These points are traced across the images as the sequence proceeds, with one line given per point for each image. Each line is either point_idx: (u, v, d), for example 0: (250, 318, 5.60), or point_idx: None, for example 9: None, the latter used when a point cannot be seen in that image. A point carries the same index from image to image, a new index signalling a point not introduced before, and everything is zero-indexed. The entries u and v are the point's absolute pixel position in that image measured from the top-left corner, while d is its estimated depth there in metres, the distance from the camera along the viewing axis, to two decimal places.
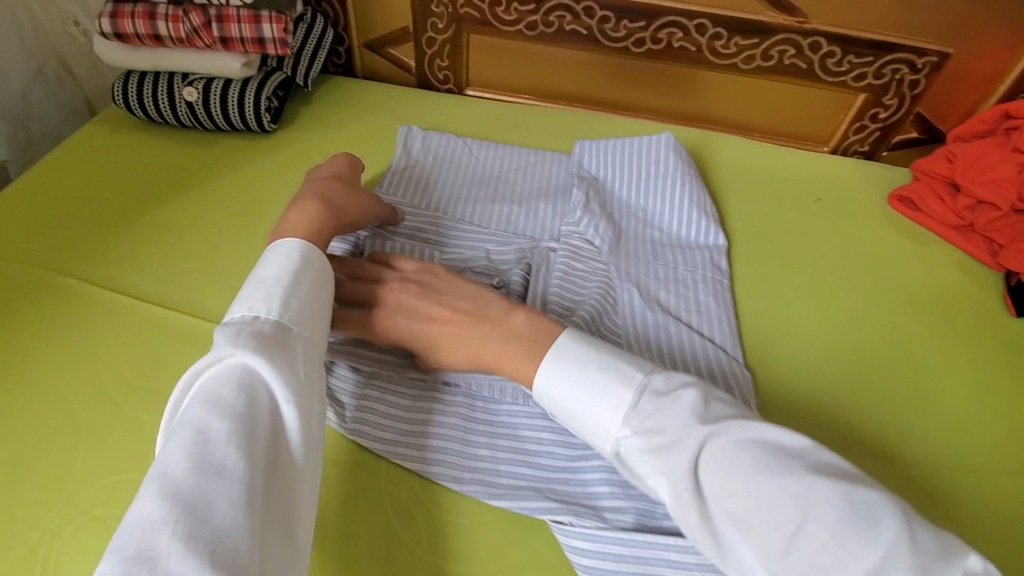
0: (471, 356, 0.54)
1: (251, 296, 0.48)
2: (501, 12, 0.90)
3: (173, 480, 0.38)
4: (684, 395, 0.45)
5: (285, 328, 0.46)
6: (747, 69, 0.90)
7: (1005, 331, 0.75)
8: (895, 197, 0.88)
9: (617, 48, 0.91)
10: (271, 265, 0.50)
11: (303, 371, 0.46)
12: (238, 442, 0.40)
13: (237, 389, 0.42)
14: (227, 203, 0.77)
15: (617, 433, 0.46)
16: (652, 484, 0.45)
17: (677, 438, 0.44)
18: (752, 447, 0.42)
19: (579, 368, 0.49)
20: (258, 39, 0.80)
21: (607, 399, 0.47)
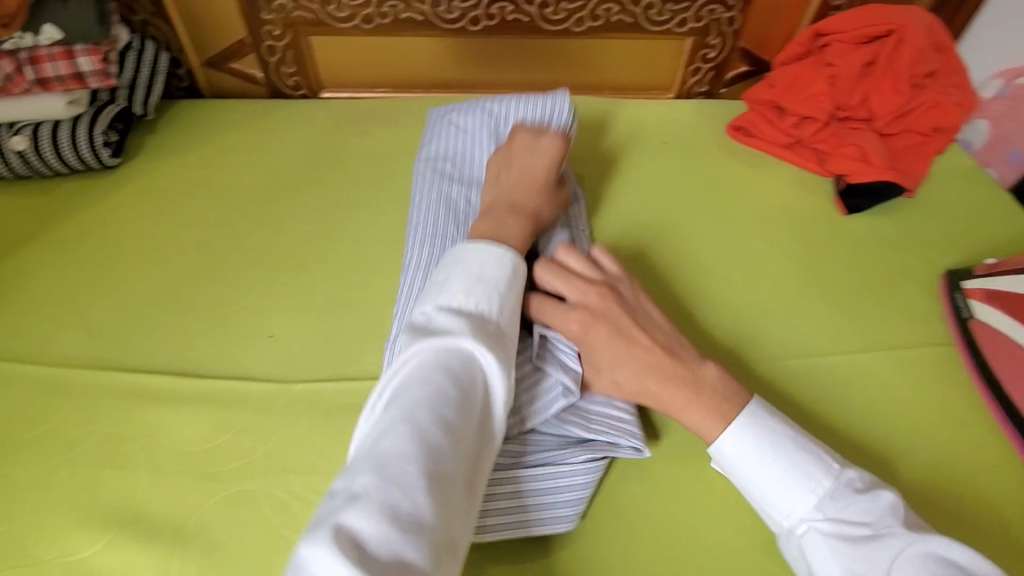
0: (660, 391, 0.53)
1: (470, 288, 0.49)
2: (333, 9, 0.90)
3: (411, 437, 0.38)
4: (880, 496, 0.47)
5: (500, 331, 0.48)
6: (581, 31, 0.95)
7: (838, 230, 0.83)
8: (734, 128, 0.95)
9: (456, 30, 0.94)
10: (481, 256, 0.52)
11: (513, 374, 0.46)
12: (463, 419, 0.41)
13: (465, 367, 0.43)
14: (76, 246, 0.75)
15: (806, 513, 0.48)
16: (824, 574, 0.46)
17: (877, 533, 0.45)
18: (937, 564, 0.43)
19: (774, 448, 0.50)
20: (77, 74, 0.78)
21: (801, 485, 0.48)
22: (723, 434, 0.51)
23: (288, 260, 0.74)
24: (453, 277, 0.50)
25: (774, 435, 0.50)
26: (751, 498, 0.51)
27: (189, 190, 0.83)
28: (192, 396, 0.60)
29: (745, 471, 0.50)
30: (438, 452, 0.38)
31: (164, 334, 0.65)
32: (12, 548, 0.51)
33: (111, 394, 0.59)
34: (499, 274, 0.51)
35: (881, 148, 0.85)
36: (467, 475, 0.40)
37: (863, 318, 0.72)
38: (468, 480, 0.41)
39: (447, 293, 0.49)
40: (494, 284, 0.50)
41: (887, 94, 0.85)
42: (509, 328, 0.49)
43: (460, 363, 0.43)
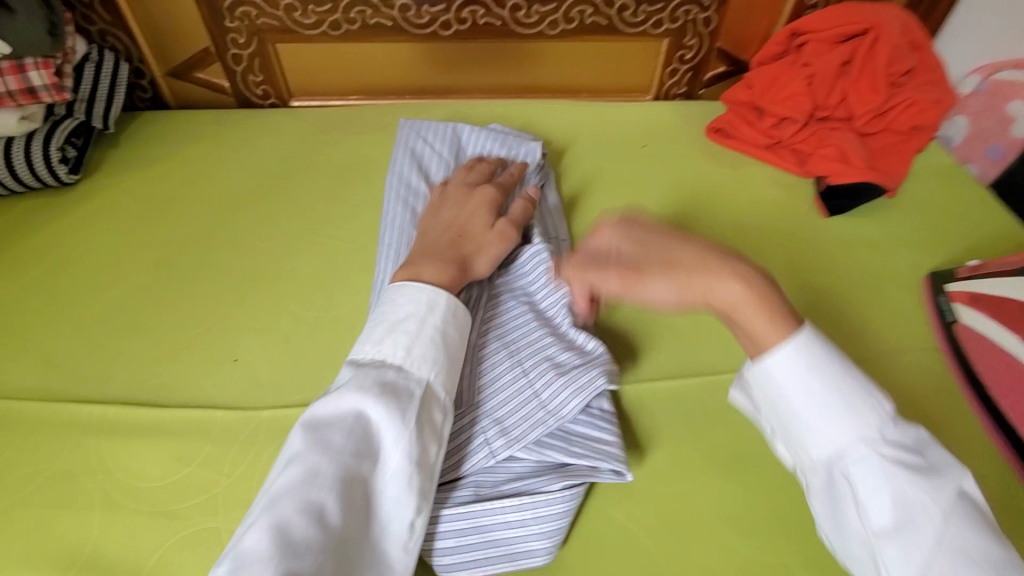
0: (701, 294, 0.52)
1: (383, 338, 0.51)
2: (298, 16, 0.87)
3: (289, 499, 0.42)
4: (922, 432, 0.47)
5: (408, 388, 0.48)
6: (555, 34, 0.93)
7: (820, 231, 0.81)
8: (712, 130, 0.94)
9: (427, 35, 0.91)
10: (406, 304, 0.53)
11: (417, 434, 0.47)
12: (347, 478, 0.43)
13: (354, 426, 0.45)
14: (31, 269, 0.71)
15: (867, 437, 0.45)
16: (870, 493, 0.44)
17: (933, 472, 0.44)
18: (964, 504, 0.43)
19: (824, 376, 0.47)
20: (28, 88, 0.75)
21: (863, 414, 0.46)
22: (783, 347, 0.49)
23: (255, 278, 0.71)
24: (373, 331, 0.52)
25: (834, 365, 0.48)
26: (793, 423, 0.48)
27: (151, 207, 0.79)
28: (151, 427, 0.56)
29: (802, 389, 0.48)
30: (315, 513, 0.41)
31: (123, 360, 0.62)
32: None
33: (63, 428, 0.56)
34: (417, 321, 0.52)
35: (860, 148, 0.84)
36: (343, 553, 0.42)
37: (849, 322, 0.71)
38: (346, 558, 0.42)
39: (364, 345, 0.51)
40: (408, 333, 0.51)
41: (866, 93, 0.84)
42: (425, 376, 0.50)
43: (351, 420, 0.45)
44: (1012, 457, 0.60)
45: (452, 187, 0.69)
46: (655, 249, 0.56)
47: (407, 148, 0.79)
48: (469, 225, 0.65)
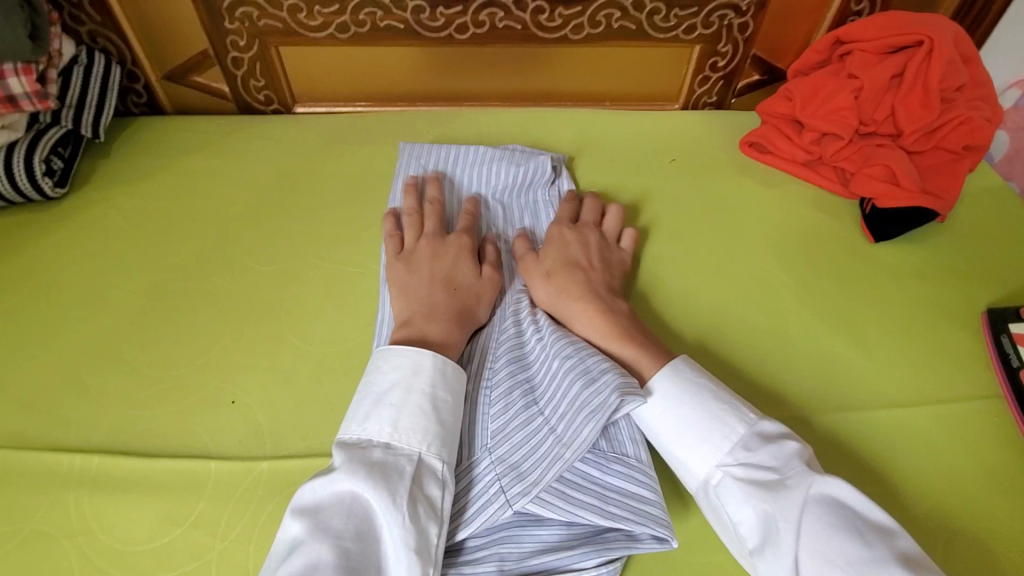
0: (573, 306, 0.60)
1: (370, 414, 0.49)
2: (303, 17, 0.81)
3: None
4: (787, 444, 0.49)
5: (399, 461, 0.46)
6: (579, 39, 0.86)
7: (865, 258, 0.75)
8: (746, 143, 0.88)
9: (442, 39, 0.85)
10: (395, 368, 0.51)
11: (415, 511, 0.44)
12: (348, 567, 0.41)
13: (348, 510, 0.43)
14: (12, 294, 0.66)
15: (718, 460, 0.50)
16: (739, 518, 0.48)
17: (787, 480, 0.48)
18: (838, 510, 0.46)
19: (690, 395, 0.53)
20: (6, 97, 0.69)
21: (709, 435, 0.51)
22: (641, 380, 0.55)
23: (254, 306, 0.65)
24: (360, 405, 0.50)
25: (687, 386, 0.53)
26: (664, 449, 0.53)
27: (143, 224, 0.73)
28: (137, 481, 0.51)
29: (663, 415, 0.53)
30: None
31: (108, 401, 0.57)
32: None
33: (41, 480, 0.51)
34: (403, 389, 0.50)
35: (910, 168, 0.77)
36: None
37: (900, 362, 0.65)
38: None
39: (352, 423, 0.49)
40: (395, 404, 0.49)
41: (916, 108, 0.78)
42: (416, 449, 0.47)
43: (344, 504, 0.43)
44: None
45: (423, 240, 0.66)
46: (556, 261, 0.64)
47: (408, 177, 0.75)
48: (456, 277, 0.62)
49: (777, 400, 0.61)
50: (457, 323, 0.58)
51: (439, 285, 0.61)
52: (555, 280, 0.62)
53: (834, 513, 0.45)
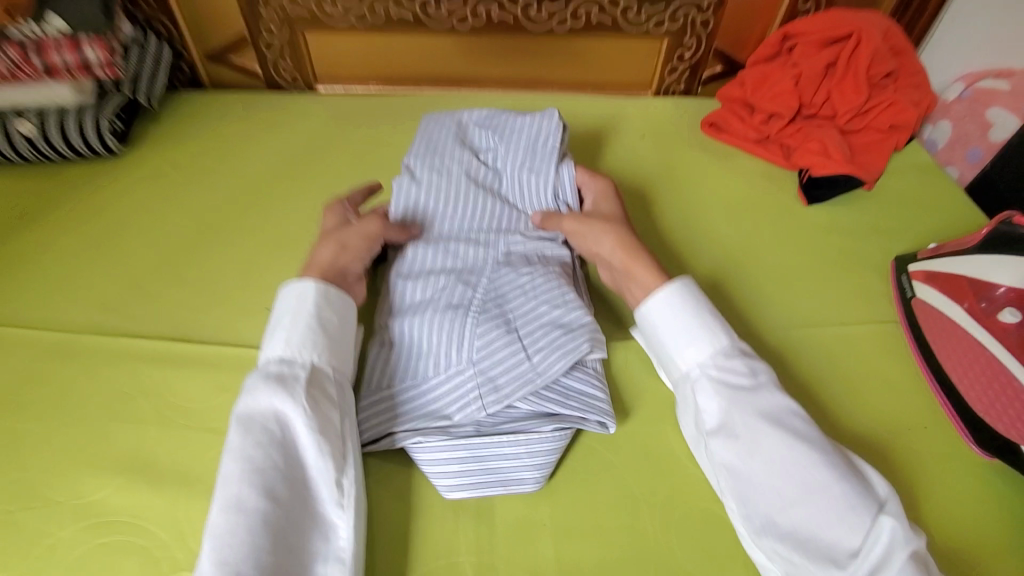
0: (623, 257, 0.68)
1: (272, 340, 0.59)
2: (328, 7, 0.95)
3: (224, 481, 0.50)
4: (762, 367, 0.59)
5: (293, 367, 0.56)
6: (563, 32, 1.00)
7: (800, 218, 0.88)
8: (707, 124, 1.01)
9: (444, 29, 0.99)
10: (287, 301, 0.61)
11: (315, 399, 0.54)
12: (268, 451, 0.51)
13: (257, 413, 0.53)
14: (81, 225, 0.79)
15: (699, 360, 0.60)
16: (706, 407, 0.58)
17: (754, 387, 0.58)
18: (792, 416, 0.56)
19: (692, 309, 0.62)
20: (83, 64, 0.80)
21: (706, 340, 0.60)
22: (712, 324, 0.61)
23: (283, 241, 0.79)
24: (268, 336, 0.60)
25: (697, 304, 0.62)
26: (659, 342, 0.63)
27: (188, 174, 0.87)
28: (192, 360, 0.65)
29: (672, 321, 0.62)
30: (248, 488, 0.49)
31: (166, 304, 0.70)
32: (29, 492, 0.56)
33: (117, 358, 0.65)
34: (293, 315, 0.60)
35: (841, 144, 0.91)
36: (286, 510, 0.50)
37: (821, 298, 0.77)
38: (292, 514, 0.50)
39: (263, 349, 0.59)
40: (285, 327, 0.59)
41: (849, 92, 0.91)
42: (309, 359, 0.57)
43: (252, 409, 0.53)
44: (955, 419, 0.66)
45: None
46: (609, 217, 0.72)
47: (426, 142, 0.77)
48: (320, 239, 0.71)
49: None
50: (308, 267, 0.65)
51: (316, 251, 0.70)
52: (608, 229, 0.69)
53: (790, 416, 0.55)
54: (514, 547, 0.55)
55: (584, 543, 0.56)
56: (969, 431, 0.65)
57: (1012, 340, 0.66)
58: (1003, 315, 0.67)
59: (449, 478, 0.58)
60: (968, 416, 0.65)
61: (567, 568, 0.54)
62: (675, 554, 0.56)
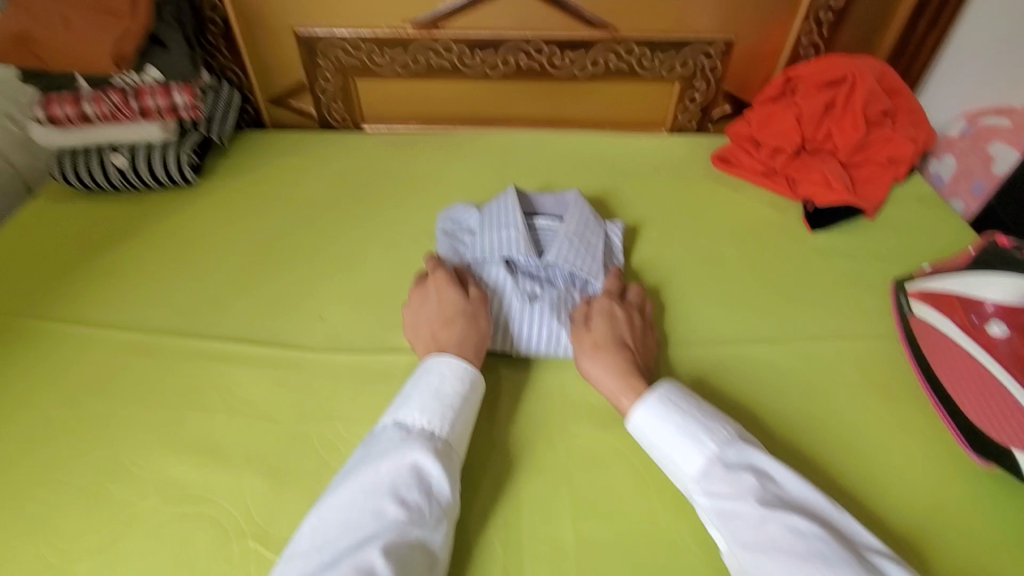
0: (620, 385, 0.67)
1: (428, 408, 0.61)
2: (377, 58, 1.09)
3: (381, 547, 0.50)
4: (742, 477, 0.55)
5: (447, 447, 0.60)
6: (584, 76, 1.11)
7: (805, 244, 0.95)
8: (717, 158, 1.09)
9: (478, 75, 1.11)
10: (443, 373, 0.64)
11: (455, 486, 0.58)
12: (427, 531, 0.53)
13: (419, 482, 0.55)
14: (162, 243, 0.90)
15: (688, 483, 0.58)
16: (715, 531, 0.56)
17: (740, 502, 0.54)
18: (793, 538, 0.51)
19: (672, 422, 0.60)
20: (172, 107, 0.96)
21: (689, 457, 0.58)
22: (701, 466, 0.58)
23: (333, 260, 0.89)
24: (417, 395, 0.62)
25: (672, 415, 0.61)
26: (661, 460, 0.62)
27: (251, 200, 0.99)
28: (258, 359, 0.74)
29: (659, 442, 0.61)
30: (401, 555, 0.50)
31: (234, 311, 0.80)
32: (116, 469, 0.64)
33: (195, 355, 0.74)
34: (455, 395, 0.63)
35: (842, 175, 0.98)
36: None
37: (823, 314, 0.84)
38: None
39: (412, 411, 0.61)
40: (441, 402, 0.62)
41: (848, 128, 0.99)
42: (456, 447, 0.61)
43: (412, 476, 0.55)
44: (954, 431, 0.70)
45: (439, 287, 0.74)
46: (607, 342, 0.70)
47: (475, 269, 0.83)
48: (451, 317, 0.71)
49: (721, 339, 0.80)
50: (471, 352, 0.69)
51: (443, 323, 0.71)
52: (615, 368, 0.68)
53: (780, 541, 0.51)
54: (539, 529, 0.61)
55: (602, 525, 0.62)
56: (967, 440, 0.68)
57: (1003, 355, 0.71)
58: (991, 328, 0.73)
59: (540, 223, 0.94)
60: (961, 422, 0.69)
61: (586, 547, 0.60)
62: (686, 538, 0.61)
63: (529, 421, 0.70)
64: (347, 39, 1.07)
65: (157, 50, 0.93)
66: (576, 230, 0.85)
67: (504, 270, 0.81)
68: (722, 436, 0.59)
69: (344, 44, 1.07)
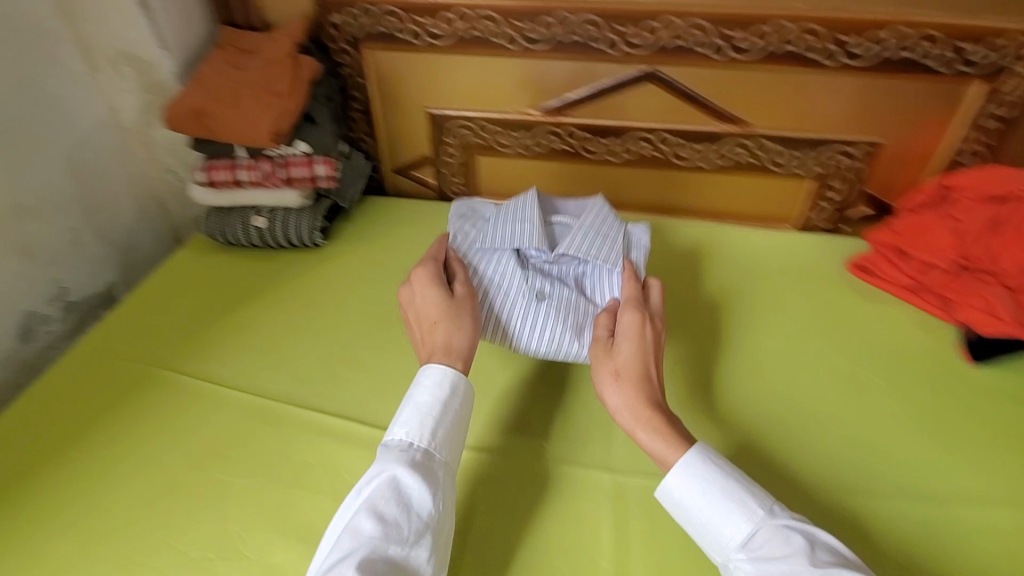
0: (638, 415, 0.64)
1: (409, 420, 0.63)
2: (501, 139, 1.12)
3: (355, 563, 0.53)
4: (795, 538, 0.54)
5: (430, 459, 0.62)
6: (710, 168, 1.08)
7: (964, 379, 0.83)
8: (856, 266, 1.00)
9: (598, 160, 1.11)
10: (430, 386, 0.66)
11: (438, 498, 0.60)
12: (403, 545, 0.56)
13: (396, 496, 0.58)
14: (288, 305, 0.95)
15: (732, 554, 0.56)
16: None
17: (791, 563, 0.52)
18: None
19: (708, 486, 0.58)
20: (313, 177, 1.02)
21: (728, 522, 0.57)
22: (736, 528, 0.56)
23: None
24: (404, 411, 0.65)
25: (706, 477, 0.59)
26: (697, 530, 0.59)
27: (371, 267, 1.03)
28: (367, 442, 0.73)
29: (692, 511, 0.59)
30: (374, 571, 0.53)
31: (347, 384, 0.81)
32: (227, 544, 0.65)
33: (309, 429, 0.75)
34: (440, 405, 0.64)
35: (1011, 303, 0.85)
36: None
37: (992, 473, 0.72)
38: None
39: (394, 427, 0.64)
40: (427, 413, 0.64)
41: (1018, 251, 0.86)
42: (444, 459, 0.63)
43: (393, 492, 0.58)
44: None
45: (431, 287, 0.75)
46: (630, 365, 0.67)
47: (483, 257, 0.85)
48: (438, 317, 0.72)
49: (864, 484, 0.70)
50: (454, 354, 0.69)
51: (432, 325, 0.72)
52: (637, 398, 0.64)
53: None
54: None
55: None
56: None
57: None
58: None
59: (561, 210, 0.94)
60: None
61: None
62: None
63: (641, 553, 0.64)
64: (475, 120, 1.11)
65: (309, 126, 1.01)
66: (588, 227, 0.86)
67: (513, 261, 0.84)
68: (763, 496, 0.58)
69: (471, 124, 1.12)
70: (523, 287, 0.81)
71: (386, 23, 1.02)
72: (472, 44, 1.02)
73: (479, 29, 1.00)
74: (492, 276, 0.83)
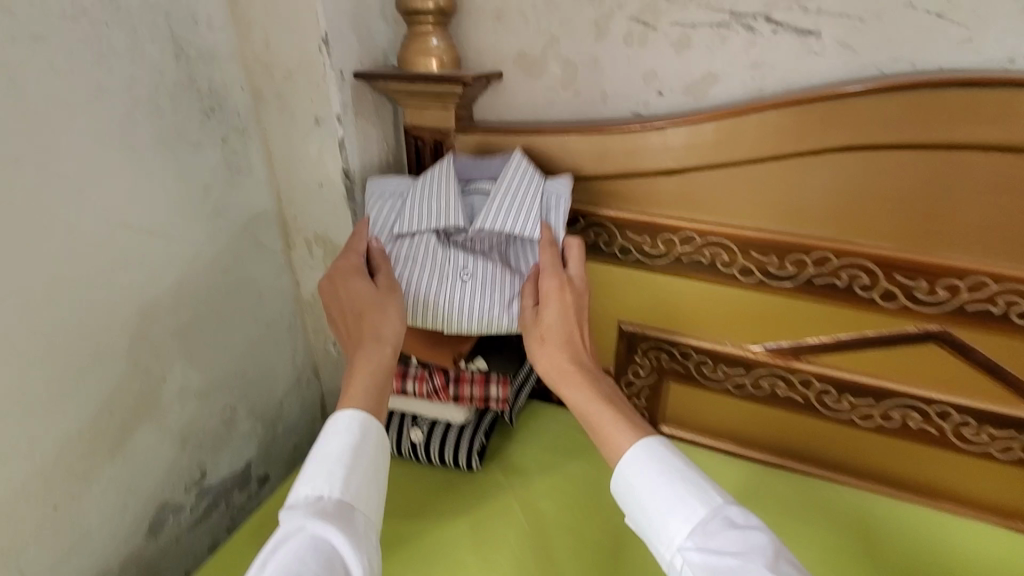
0: (562, 375, 0.73)
1: (317, 475, 0.63)
2: (708, 370, 0.93)
3: None
4: (749, 534, 0.55)
5: (344, 505, 0.63)
6: (1008, 459, 0.81)
7: None
8: None
9: (836, 418, 0.88)
10: (333, 435, 0.67)
11: (362, 543, 0.61)
12: None
13: (316, 552, 0.58)
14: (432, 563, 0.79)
15: (681, 543, 0.57)
16: None
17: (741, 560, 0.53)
18: None
19: (660, 472, 0.62)
20: (484, 397, 0.92)
21: (675, 511, 0.59)
22: (685, 518, 0.58)
23: None
24: (309, 467, 0.65)
25: (662, 465, 0.62)
26: (644, 519, 0.61)
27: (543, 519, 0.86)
28: None
29: (643, 494, 0.61)
30: None
31: None
32: None
33: None
34: (350, 453, 0.66)
35: None
36: None
37: None
38: None
39: (300, 485, 0.64)
40: (339, 465, 0.65)
41: None
42: (362, 506, 0.64)
43: (310, 552, 0.58)
44: None
45: (361, 284, 0.78)
46: (554, 332, 0.74)
47: (402, 245, 0.85)
48: (366, 306, 0.77)
49: None
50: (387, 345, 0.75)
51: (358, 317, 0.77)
52: (565, 362, 0.73)
53: None
54: None
55: None
56: None
57: None
58: None
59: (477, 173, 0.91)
60: None
61: None
62: None
63: None
64: (678, 346, 0.92)
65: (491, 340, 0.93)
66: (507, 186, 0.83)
67: (434, 242, 0.84)
68: (719, 493, 0.60)
69: (672, 349, 0.93)
70: (445, 273, 0.83)
71: (593, 236, 0.91)
72: (695, 268, 0.87)
73: (707, 256, 0.85)
74: (413, 263, 0.83)
